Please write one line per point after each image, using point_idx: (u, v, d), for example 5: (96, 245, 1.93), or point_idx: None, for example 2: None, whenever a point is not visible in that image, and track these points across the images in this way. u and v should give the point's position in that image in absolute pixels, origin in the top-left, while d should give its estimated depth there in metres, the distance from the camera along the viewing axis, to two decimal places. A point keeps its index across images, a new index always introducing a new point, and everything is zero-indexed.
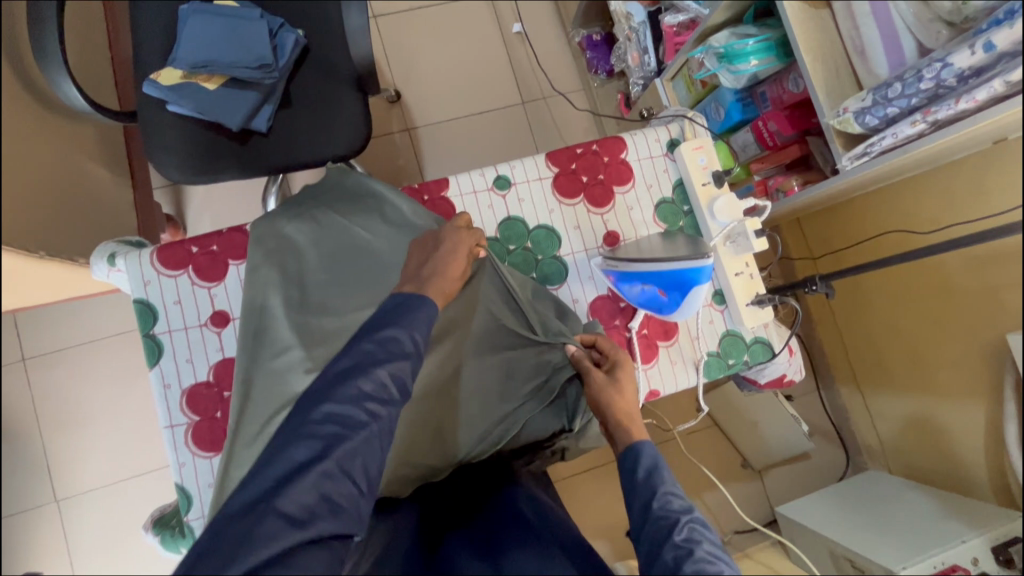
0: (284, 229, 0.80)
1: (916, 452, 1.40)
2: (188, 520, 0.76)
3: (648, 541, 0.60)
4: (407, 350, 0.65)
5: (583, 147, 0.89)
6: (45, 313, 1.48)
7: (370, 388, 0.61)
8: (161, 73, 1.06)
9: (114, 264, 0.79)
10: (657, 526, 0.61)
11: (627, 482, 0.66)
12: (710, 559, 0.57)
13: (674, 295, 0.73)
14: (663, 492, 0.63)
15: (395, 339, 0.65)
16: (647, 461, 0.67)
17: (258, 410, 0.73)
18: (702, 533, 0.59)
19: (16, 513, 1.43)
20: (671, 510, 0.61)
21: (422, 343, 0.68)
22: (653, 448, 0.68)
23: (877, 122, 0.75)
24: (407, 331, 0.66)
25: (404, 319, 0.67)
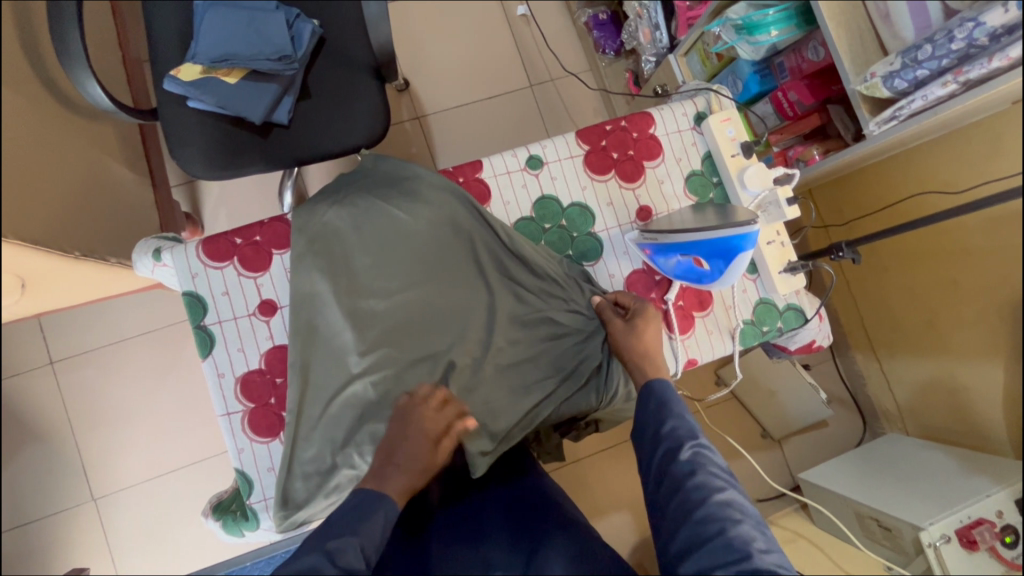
0: (326, 217, 0.82)
1: (933, 413, 1.43)
2: (250, 502, 0.80)
3: (656, 462, 0.69)
4: (357, 562, 0.60)
5: (612, 124, 0.90)
6: (69, 317, 1.50)
7: None
8: (182, 70, 1.07)
9: (160, 258, 0.82)
10: (664, 449, 0.69)
11: (640, 412, 0.74)
12: (711, 476, 0.65)
13: (717, 263, 0.74)
14: (672, 419, 0.71)
15: (341, 551, 0.60)
16: (658, 396, 0.73)
17: (318, 392, 0.78)
18: (704, 454, 0.68)
19: (56, 512, 1.45)
20: (677, 435, 0.69)
21: (375, 552, 0.63)
22: (666, 387, 0.75)
23: (906, 85, 0.76)
24: (360, 541, 0.62)
25: (353, 523, 0.63)
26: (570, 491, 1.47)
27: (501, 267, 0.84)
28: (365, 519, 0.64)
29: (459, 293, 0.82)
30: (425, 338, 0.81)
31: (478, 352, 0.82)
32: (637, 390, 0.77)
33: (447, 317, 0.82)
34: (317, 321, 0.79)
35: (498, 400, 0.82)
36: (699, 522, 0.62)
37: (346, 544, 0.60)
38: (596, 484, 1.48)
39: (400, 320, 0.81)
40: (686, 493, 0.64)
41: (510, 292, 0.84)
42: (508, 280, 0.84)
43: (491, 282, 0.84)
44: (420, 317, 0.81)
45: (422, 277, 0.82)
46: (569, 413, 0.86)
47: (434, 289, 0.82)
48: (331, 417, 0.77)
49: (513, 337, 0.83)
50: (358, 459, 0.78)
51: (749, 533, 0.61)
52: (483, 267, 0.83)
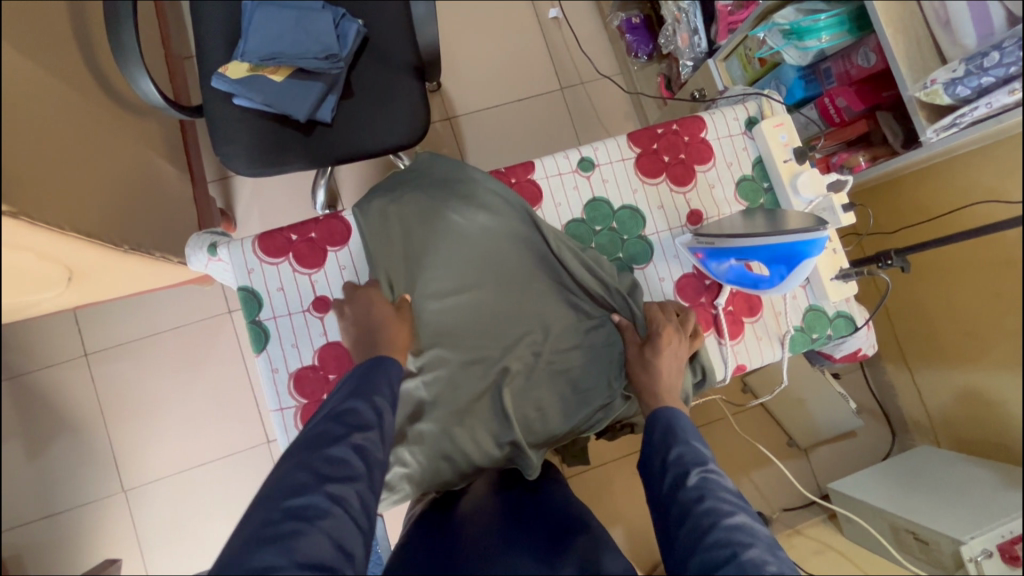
0: (383, 215, 0.82)
1: (969, 425, 1.39)
2: None
3: (664, 492, 0.66)
4: (370, 419, 0.64)
5: (664, 127, 0.89)
6: (105, 309, 1.52)
7: (332, 469, 0.58)
8: (229, 67, 1.08)
9: (215, 253, 0.83)
10: (671, 476, 0.66)
11: (648, 443, 0.72)
12: (720, 500, 0.61)
13: (778, 269, 0.73)
14: (679, 446, 0.68)
15: (349, 412, 0.64)
16: (663, 424, 0.72)
17: None
18: (713, 480, 0.64)
19: (88, 503, 1.47)
20: (683, 461, 0.66)
21: (385, 407, 0.67)
22: (674, 415, 0.73)
23: (970, 92, 0.76)
24: (366, 400, 0.66)
25: (365, 388, 0.67)
26: (597, 494, 1.47)
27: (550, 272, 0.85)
28: (377, 379, 0.68)
29: (511, 297, 0.83)
30: (475, 338, 0.82)
31: (528, 356, 0.83)
32: (645, 421, 0.75)
33: (499, 319, 0.83)
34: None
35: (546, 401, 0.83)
36: (707, 549, 0.57)
37: (361, 404, 0.64)
38: (623, 489, 1.47)
39: (450, 320, 0.81)
40: (694, 519, 0.60)
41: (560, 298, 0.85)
42: (557, 287, 0.85)
43: (541, 288, 0.84)
44: (473, 318, 0.82)
45: (474, 280, 0.83)
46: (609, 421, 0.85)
47: (487, 292, 0.83)
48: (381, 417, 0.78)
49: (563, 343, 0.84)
50: (402, 458, 0.79)
51: (764, 557, 0.55)
52: (535, 273, 0.84)
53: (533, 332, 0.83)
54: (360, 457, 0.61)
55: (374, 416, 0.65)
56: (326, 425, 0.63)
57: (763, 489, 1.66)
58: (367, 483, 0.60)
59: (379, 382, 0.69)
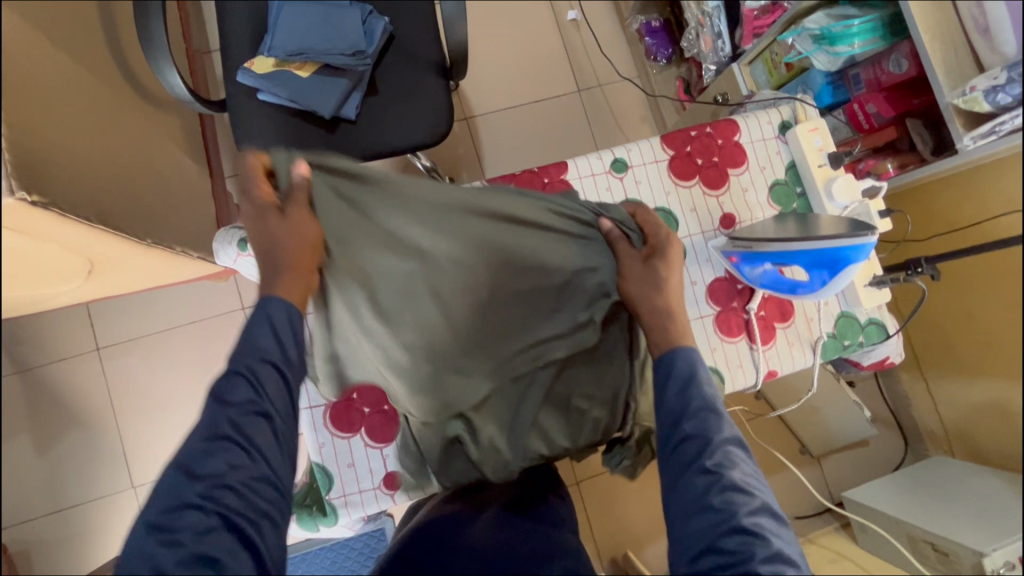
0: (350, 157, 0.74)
1: (989, 437, 1.38)
2: (329, 496, 0.85)
3: (675, 457, 0.63)
4: (255, 393, 0.59)
5: (697, 130, 0.89)
6: (118, 304, 1.51)
7: (210, 463, 0.56)
8: (255, 62, 1.08)
9: (245, 248, 0.85)
10: (688, 445, 0.63)
11: (660, 395, 0.68)
12: (740, 486, 0.60)
13: (819, 274, 0.73)
14: (698, 410, 0.65)
15: (229, 388, 0.59)
16: (681, 377, 0.68)
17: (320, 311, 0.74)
18: (732, 457, 0.62)
19: (98, 498, 1.46)
20: (703, 430, 0.63)
21: (270, 366, 0.61)
22: (687, 360, 0.69)
23: (1011, 100, 0.76)
24: (243, 366, 0.60)
25: (246, 347, 0.61)
26: (610, 499, 1.46)
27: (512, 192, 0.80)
28: (258, 333, 0.63)
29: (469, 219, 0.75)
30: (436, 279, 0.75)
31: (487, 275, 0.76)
32: (654, 361, 0.72)
33: (468, 254, 0.75)
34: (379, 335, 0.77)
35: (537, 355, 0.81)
36: (720, 541, 0.57)
37: (239, 377, 0.59)
38: (637, 494, 1.46)
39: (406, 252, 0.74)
40: (709, 501, 0.59)
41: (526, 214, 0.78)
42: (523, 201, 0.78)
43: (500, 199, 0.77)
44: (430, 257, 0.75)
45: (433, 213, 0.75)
46: (605, 404, 0.83)
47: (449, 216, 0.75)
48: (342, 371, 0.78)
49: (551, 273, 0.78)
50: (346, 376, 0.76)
51: (776, 557, 0.56)
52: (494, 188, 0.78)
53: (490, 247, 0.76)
54: (241, 438, 0.57)
55: (256, 388, 0.60)
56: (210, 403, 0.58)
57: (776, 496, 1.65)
58: (265, 462, 0.58)
59: (264, 339, 0.63)
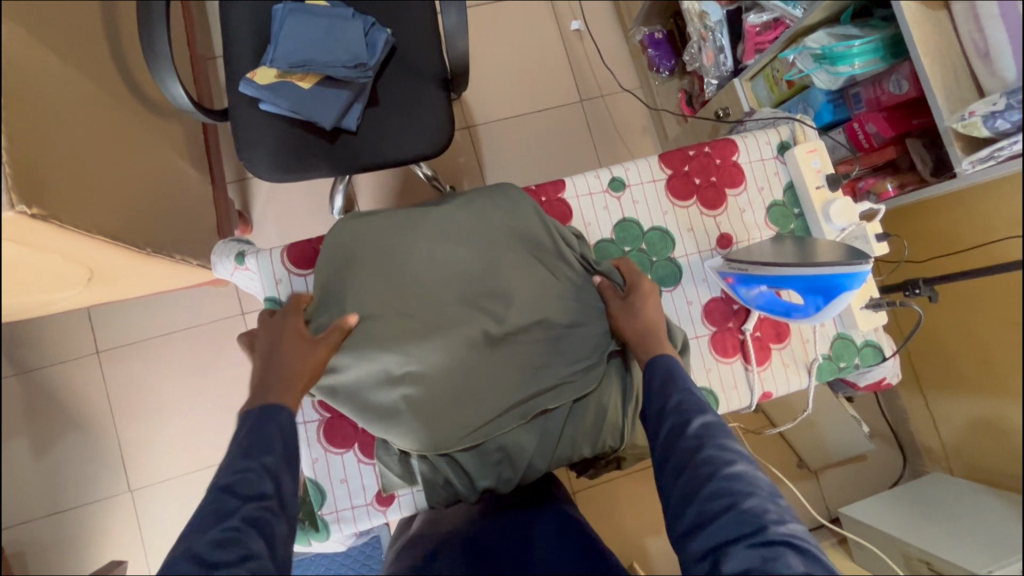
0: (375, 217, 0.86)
1: (987, 456, 1.38)
2: (321, 514, 0.83)
3: (661, 438, 0.67)
4: (268, 488, 0.61)
5: (696, 149, 0.89)
6: (118, 308, 1.52)
7: (221, 552, 0.54)
8: (257, 73, 1.08)
9: (243, 262, 0.86)
10: (672, 424, 0.67)
11: (646, 391, 0.73)
12: (720, 449, 0.63)
13: (813, 299, 0.73)
14: (678, 393, 0.69)
15: (242, 482, 0.60)
16: (662, 370, 0.73)
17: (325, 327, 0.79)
18: (713, 427, 0.65)
19: (95, 501, 1.46)
20: (683, 409, 0.68)
21: (280, 464, 0.63)
22: (671, 360, 0.74)
23: (1010, 126, 0.76)
24: (255, 460, 0.62)
25: (255, 446, 0.63)
26: (605, 511, 1.45)
27: (510, 215, 0.85)
28: (262, 437, 0.64)
29: (472, 256, 0.83)
30: (447, 301, 0.81)
31: (479, 285, 0.82)
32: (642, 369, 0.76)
33: (470, 272, 0.83)
34: (376, 346, 0.79)
35: (512, 376, 0.81)
36: (706, 497, 0.59)
37: (253, 470, 0.61)
38: (631, 505, 1.46)
39: (410, 285, 0.82)
40: (693, 466, 0.62)
41: (518, 238, 0.85)
42: (520, 229, 0.85)
43: (499, 228, 0.84)
44: (441, 286, 0.82)
45: (446, 248, 0.83)
46: (586, 436, 0.84)
47: (453, 254, 0.83)
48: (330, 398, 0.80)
49: (540, 306, 0.83)
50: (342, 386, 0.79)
51: (763, 505, 0.58)
52: (495, 217, 0.85)
53: (487, 264, 0.83)
54: (256, 532, 0.57)
55: (270, 485, 0.61)
56: (216, 499, 0.59)
57: None
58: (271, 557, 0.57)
59: (273, 433, 0.65)
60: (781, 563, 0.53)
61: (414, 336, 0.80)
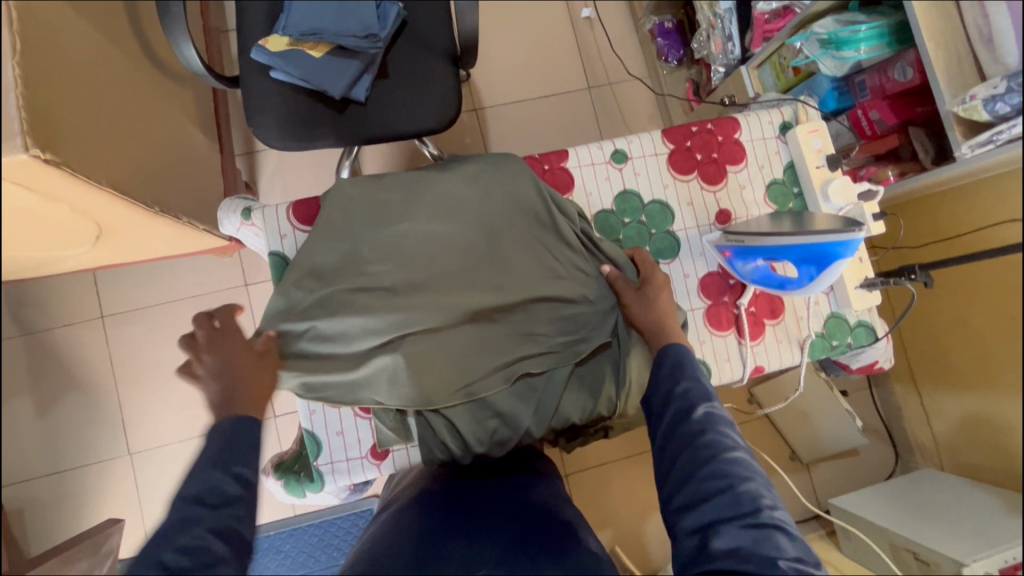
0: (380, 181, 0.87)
1: (971, 452, 1.40)
2: (317, 464, 0.85)
3: (666, 421, 0.67)
4: (235, 492, 0.57)
5: (698, 125, 0.90)
6: (125, 273, 1.54)
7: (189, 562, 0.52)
8: (269, 40, 1.09)
9: (248, 218, 0.87)
10: (678, 408, 0.67)
11: (653, 373, 0.72)
12: (723, 435, 0.64)
13: (807, 269, 0.74)
14: (686, 379, 0.69)
15: (212, 492, 0.56)
16: (673, 355, 0.72)
17: (329, 288, 0.80)
18: (717, 414, 0.66)
19: (95, 462, 1.49)
20: (691, 395, 0.67)
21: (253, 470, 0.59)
22: (682, 346, 0.72)
23: (1009, 109, 0.76)
24: (224, 467, 0.57)
25: (229, 451, 0.59)
26: (597, 493, 1.47)
27: (512, 187, 0.86)
28: (239, 446, 0.60)
29: (472, 227, 0.84)
30: (448, 265, 0.83)
31: (479, 251, 0.84)
32: (653, 355, 0.76)
33: (472, 240, 0.84)
34: (376, 306, 0.80)
35: (506, 342, 0.82)
36: (706, 478, 0.61)
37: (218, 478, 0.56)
38: (624, 487, 1.48)
39: (411, 248, 0.83)
40: (696, 449, 0.63)
41: (521, 208, 0.85)
42: (519, 202, 0.85)
43: (500, 199, 0.85)
44: (439, 249, 0.83)
45: (449, 216, 0.84)
46: (578, 406, 0.85)
47: (453, 223, 0.84)
48: (298, 380, 0.78)
49: (537, 277, 0.84)
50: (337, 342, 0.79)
51: (758, 490, 0.60)
52: (497, 189, 0.86)
53: (488, 233, 0.84)
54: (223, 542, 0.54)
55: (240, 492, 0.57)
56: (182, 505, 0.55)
57: None
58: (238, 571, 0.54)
59: (248, 437, 0.61)
60: (771, 544, 0.56)
61: (412, 297, 0.81)
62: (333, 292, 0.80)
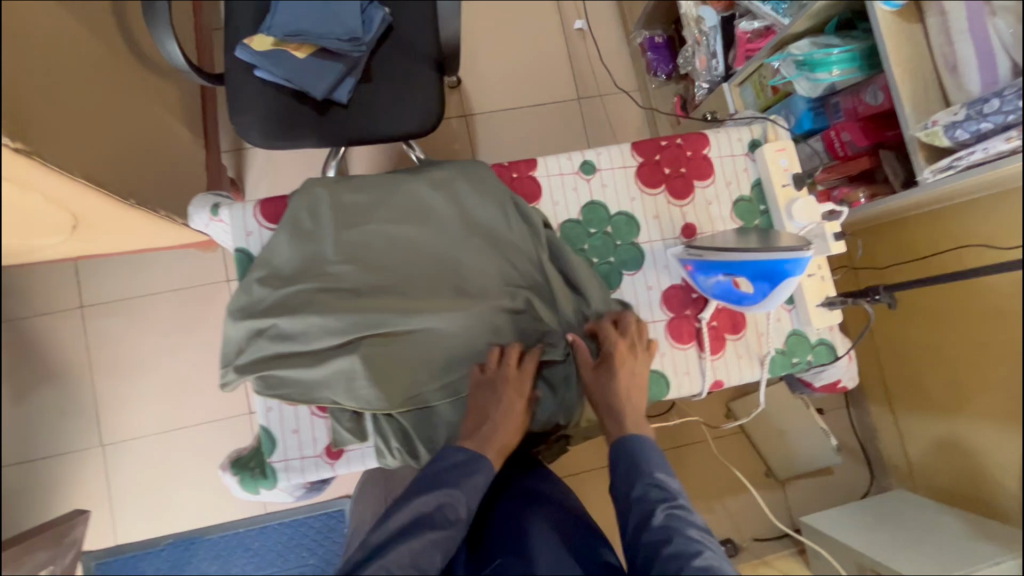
0: (351, 181, 0.87)
1: (943, 475, 1.41)
2: (271, 461, 0.84)
3: (631, 527, 0.72)
4: (458, 516, 0.72)
5: (668, 140, 0.91)
6: (106, 264, 1.54)
7: (416, 551, 0.67)
8: (254, 39, 1.11)
9: (216, 214, 0.87)
10: (639, 513, 0.72)
11: (614, 478, 0.78)
12: (686, 540, 0.67)
13: (761, 286, 0.76)
14: (642, 484, 0.74)
15: (450, 504, 0.72)
16: (627, 455, 0.78)
17: (292, 287, 0.81)
18: (677, 515, 0.70)
19: (66, 452, 1.48)
20: (648, 498, 0.73)
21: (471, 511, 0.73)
22: (639, 444, 0.79)
23: (968, 136, 0.78)
24: (461, 497, 0.73)
25: (459, 475, 0.74)
26: None
27: (477, 196, 0.87)
28: (465, 480, 0.74)
29: (439, 236, 0.85)
30: (412, 269, 0.84)
31: (443, 257, 0.85)
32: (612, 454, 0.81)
33: (436, 246, 0.85)
34: (336, 305, 0.80)
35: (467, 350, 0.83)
36: None
37: (445, 500, 0.72)
38: (595, 497, 1.48)
39: (379, 251, 0.84)
40: (662, 560, 0.66)
41: (489, 214, 0.86)
42: (483, 212, 0.86)
43: (466, 208, 0.87)
44: (405, 252, 0.84)
45: (415, 222, 0.85)
46: (535, 415, 0.86)
47: (420, 231, 0.85)
48: (256, 374, 0.78)
49: (496, 287, 0.85)
50: (297, 342, 0.79)
51: None
52: (462, 197, 0.87)
53: (452, 241, 0.85)
54: (440, 547, 0.68)
55: (460, 517, 0.72)
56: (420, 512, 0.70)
57: (735, 515, 1.67)
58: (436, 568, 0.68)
59: (476, 481, 0.75)
60: None
61: (375, 298, 0.82)
62: (295, 290, 0.80)
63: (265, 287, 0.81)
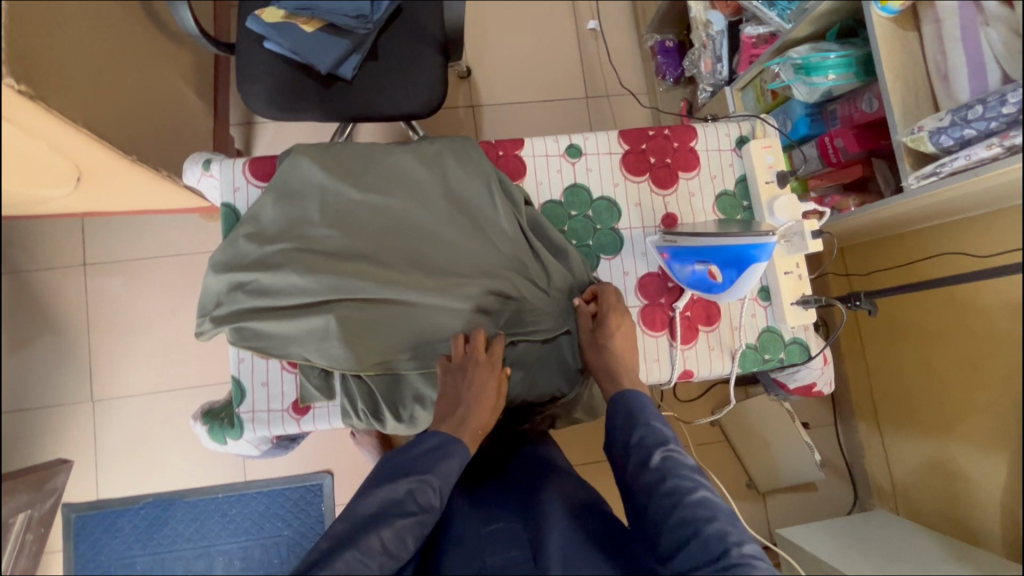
0: (340, 148, 0.89)
1: (923, 494, 1.40)
2: (240, 411, 0.86)
3: (629, 471, 0.72)
4: (433, 501, 0.69)
5: (655, 130, 0.93)
6: (111, 225, 1.58)
7: (389, 539, 0.64)
8: (265, 11, 1.14)
9: (208, 168, 0.90)
10: (637, 457, 0.71)
11: (609, 427, 0.77)
12: (682, 478, 0.68)
13: (729, 273, 0.77)
14: (639, 429, 0.74)
15: (422, 490, 0.69)
16: (624, 405, 0.77)
17: (274, 246, 0.83)
18: (674, 457, 0.70)
19: (57, 404, 1.52)
20: (645, 443, 0.72)
21: (446, 495, 0.72)
22: (634, 395, 0.78)
23: (952, 142, 0.78)
24: (434, 481, 0.71)
25: (434, 462, 0.73)
26: None
27: (463, 172, 0.88)
28: (440, 464, 0.73)
29: (421, 207, 0.86)
30: (392, 239, 0.86)
31: (423, 229, 0.86)
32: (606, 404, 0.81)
33: (418, 218, 0.86)
34: (313, 266, 0.82)
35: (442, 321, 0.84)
36: (678, 523, 0.64)
37: (417, 485, 0.69)
38: None
39: (363, 217, 0.86)
40: (659, 496, 0.67)
41: (473, 190, 0.88)
42: (468, 188, 0.88)
43: (451, 183, 0.88)
44: (387, 220, 0.86)
45: (400, 193, 0.87)
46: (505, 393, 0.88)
47: (404, 202, 0.86)
48: (232, 325, 0.81)
49: (474, 262, 0.86)
50: (273, 300, 0.81)
51: (727, 528, 0.63)
52: (448, 172, 0.88)
53: (434, 214, 0.86)
54: (413, 534, 0.66)
55: (435, 502, 0.70)
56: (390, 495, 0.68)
57: None
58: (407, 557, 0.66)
59: (450, 465, 0.74)
60: None
61: (352, 262, 0.83)
62: (276, 249, 0.83)
63: (247, 244, 0.83)
